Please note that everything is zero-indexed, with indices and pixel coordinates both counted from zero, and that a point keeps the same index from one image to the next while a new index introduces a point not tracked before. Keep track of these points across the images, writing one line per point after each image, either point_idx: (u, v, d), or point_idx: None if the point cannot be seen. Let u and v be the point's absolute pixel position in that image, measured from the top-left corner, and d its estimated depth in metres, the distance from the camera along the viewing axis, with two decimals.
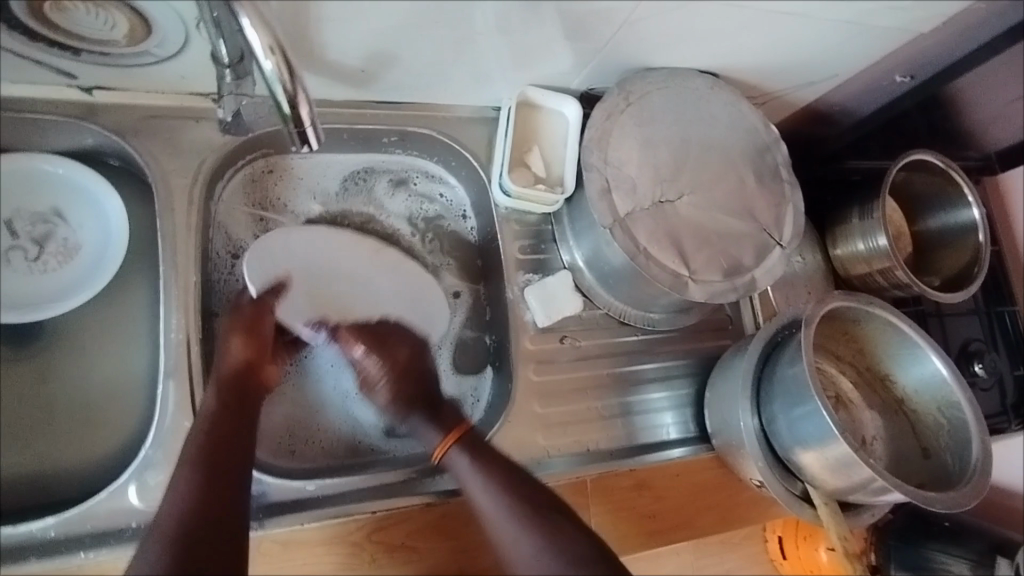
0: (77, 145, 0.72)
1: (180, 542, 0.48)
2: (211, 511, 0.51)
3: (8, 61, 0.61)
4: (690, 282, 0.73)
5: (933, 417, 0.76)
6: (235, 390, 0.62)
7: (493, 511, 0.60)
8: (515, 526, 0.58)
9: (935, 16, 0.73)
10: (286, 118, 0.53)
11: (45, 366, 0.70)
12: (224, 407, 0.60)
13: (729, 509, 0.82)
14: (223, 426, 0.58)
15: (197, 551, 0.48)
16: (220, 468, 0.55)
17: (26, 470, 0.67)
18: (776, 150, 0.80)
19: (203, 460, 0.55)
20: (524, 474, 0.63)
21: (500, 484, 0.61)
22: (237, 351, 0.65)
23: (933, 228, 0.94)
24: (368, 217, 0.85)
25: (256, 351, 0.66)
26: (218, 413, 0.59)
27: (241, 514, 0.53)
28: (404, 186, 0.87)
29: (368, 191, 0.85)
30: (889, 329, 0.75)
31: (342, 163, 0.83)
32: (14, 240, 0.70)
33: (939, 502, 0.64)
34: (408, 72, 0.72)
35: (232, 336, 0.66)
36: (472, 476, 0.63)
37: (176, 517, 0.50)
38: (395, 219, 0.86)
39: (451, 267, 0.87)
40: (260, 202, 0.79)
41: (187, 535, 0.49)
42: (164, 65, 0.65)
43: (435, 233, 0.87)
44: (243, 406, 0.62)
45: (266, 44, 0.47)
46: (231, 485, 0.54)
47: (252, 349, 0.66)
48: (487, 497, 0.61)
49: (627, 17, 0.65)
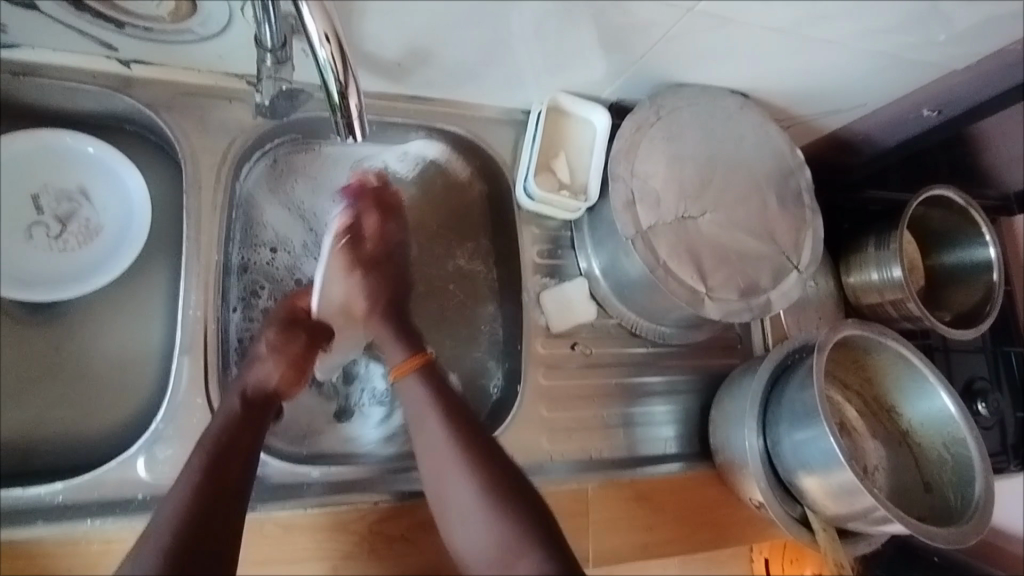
0: (109, 117, 0.72)
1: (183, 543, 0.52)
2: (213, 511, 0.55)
3: (52, 29, 0.61)
4: (706, 298, 0.74)
5: (937, 451, 0.76)
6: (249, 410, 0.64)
7: (430, 442, 0.65)
8: (448, 460, 0.63)
9: (971, 54, 0.73)
10: (336, 107, 0.54)
11: (62, 336, 0.70)
12: (234, 423, 0.62)
13: (724, 527, 0.84)
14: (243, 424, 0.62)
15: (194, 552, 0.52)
16: (217, 477, 0.57)
17: (32, 434, 0.67)
18: (801, 174, 0.80)
19: (209, 466, 0.58)
20: (470, 420, 0.66)
21: (447, 420, 0.65)
22: (271, 374, 0.67)
23: (949, 264, 0.94)
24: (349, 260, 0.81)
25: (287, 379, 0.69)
26: (224, 427, 0.61)
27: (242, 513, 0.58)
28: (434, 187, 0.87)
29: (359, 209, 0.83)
30: (900, 361, 0.76)
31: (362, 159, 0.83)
32: (37, 215, 0.70)
33: (938, 536, 0.64)
34: (443, 69, 0.72)
35: (270, 361, 0.68)
36: (423, 406, 0.67)
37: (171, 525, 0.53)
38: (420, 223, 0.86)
39: (475, 246, 0.87)
40: (294, 209, 0.80)
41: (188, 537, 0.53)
42: (205, 44, 0.65)
43: (462, 224, 0.87)
44: (260, 420, 0.64)
45: (322, 32, 0.47)
46: (229, 496, 0.57)
47: (285, 376, 0.69)
48: (429, 429, 0.65)
49: (666, 32, 0.65)
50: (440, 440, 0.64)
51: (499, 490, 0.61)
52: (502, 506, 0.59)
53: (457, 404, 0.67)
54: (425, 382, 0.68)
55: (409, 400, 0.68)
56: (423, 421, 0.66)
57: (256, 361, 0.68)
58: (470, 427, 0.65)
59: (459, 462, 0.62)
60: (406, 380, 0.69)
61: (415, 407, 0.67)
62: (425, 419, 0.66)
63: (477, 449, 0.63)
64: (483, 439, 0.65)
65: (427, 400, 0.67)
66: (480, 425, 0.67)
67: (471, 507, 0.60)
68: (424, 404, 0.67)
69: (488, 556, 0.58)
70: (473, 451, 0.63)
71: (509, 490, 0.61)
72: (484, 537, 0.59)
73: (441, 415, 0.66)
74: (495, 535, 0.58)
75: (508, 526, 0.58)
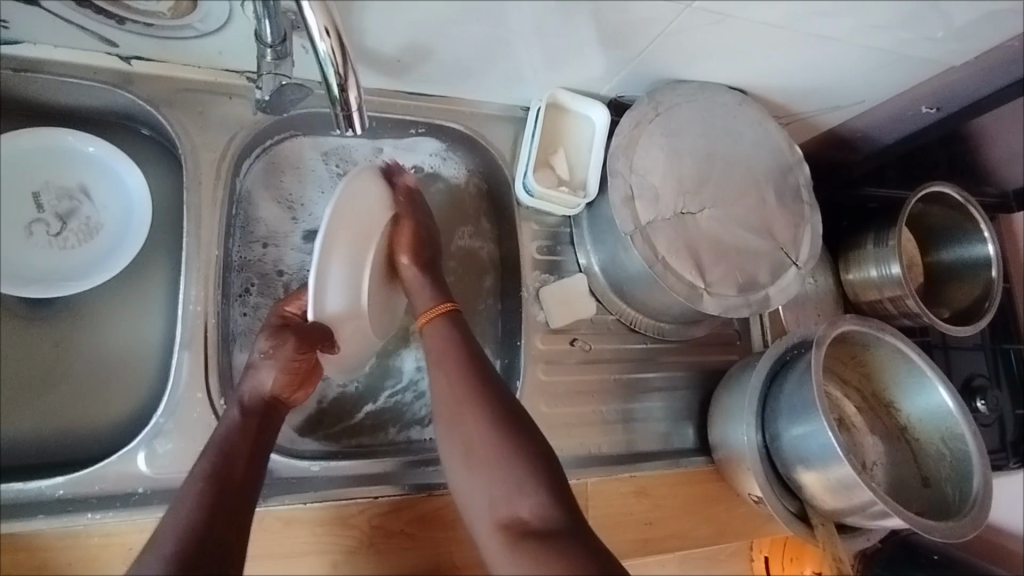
0: (109, 113, 0.73)
1: (197, 540, 0.52)
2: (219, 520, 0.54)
3: (53, 24, 0.61)
4: (705, 294, 0.74)
5: (935, 446, 0.76)
6: (257, 421, 0.64)
7: (445, 387, 0.68)
8: (461, 403, 0.66)
9: (969, 50, 0.74)
10: (335, 100, 0.55)
11: (62, 332, 0.70)
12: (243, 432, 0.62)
13: (724, 523, 0.84)
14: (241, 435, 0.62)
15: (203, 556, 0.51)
16: (226, 480, 0.57)
17: (33, 429, 0.67)
18: (799, 171, 0.81)
19: (220, 469, 0.58)
20: (485, 367, 0.69)
21: (461, 366, 0.68)
22: (266, 380, 0.65)
23: (947, 261, 0.94)
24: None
25: (290, 384, 0.66)
26: (233, 434, 0.61)
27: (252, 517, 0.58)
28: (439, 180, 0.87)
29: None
30: (898, 357, 0.76)
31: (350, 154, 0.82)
32: (38, 212, 0.70)
33: (936, 530, 0.64)
34: (444, 66, 0.73)
35: (269, 364, 0.64)
36: (443, 352, 0.69)
37: (186, 523, 0.53)
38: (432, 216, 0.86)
39: (475, 237, 0.88)
40: (290, 204, 0.80)
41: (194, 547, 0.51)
42: (205, 40, 0.65)
43: (464, 217, 0.88)
44: (262, 430, 0.64)
45: (323, 26, 0.48)
46: (240, 499, 0.57)
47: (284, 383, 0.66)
48: (445, 378, 0.68)
49: (665, 28, 0.66)
50: (453, 385, 0.67)
51: (506, 439, 0.63)
52: (507, 456, 0.62)
53: (473, 352, 0.70)
54: (450, 331, 0.71)
55: (431, 345, 0.71)
56: (444, 366, 0.68)
57: (252, 368, 0.66)
58: (482, 372, 0.68)
59: (468, 408, 0.65)
60: (432, 326, 0.72)
61: (436, 351, 0.70)
62: (440, 364, 0.69)
63: (488, 397, 0.66)
64: (499, 389, 0.67)
65: (450, 346, 0.70)
66: (497, 376, 0.69)
67: (481, 448, 0.63)
68: (446, 351, 0.69)
69: (493, 497, 0.61)
70: (484, 399, 0.66)
71: (515, 440, 0.63)
72: (490, 488, 0.61)
73: (459, 361, 0.68)
74: (502, 477, 0.61)
75: (516, 471, 0.61)
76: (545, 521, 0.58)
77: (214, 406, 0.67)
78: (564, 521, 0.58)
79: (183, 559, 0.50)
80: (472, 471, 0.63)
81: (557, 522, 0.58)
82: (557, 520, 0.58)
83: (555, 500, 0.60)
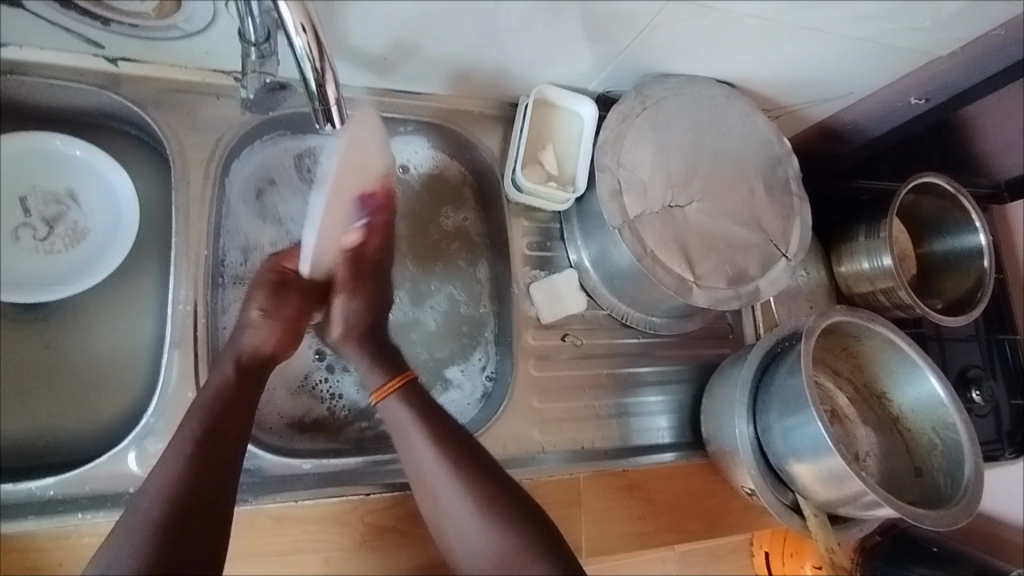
0: (97, 114, 0.73)
1: (175, 521, 0.52)
2: (207, 484, 0.55)
3: (39, 27, 0.62)
4: (694, 286, 0.74)
5: (927, 436, 0.76)
6: (248, 369, 0.64)
7: (420, 458, 0.63)
8: (438, 477, 0.63)
9: (954, 40, 0.74)
10: (314, 95, 0.55)
11: (53, 333, 0.71)
12: (236, 382, 0.62)
13: (719, 516, 0.85)
14: (236, 392, 0.61)
15: (187, 531, 0.52)
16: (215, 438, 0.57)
17: (23, 430, 0.67)
18: (788, 163, 0.81)
19: (209, 427, 0.58)
20: (458, 433, 0.65)
21: (432, 437, 0.64)
22: (264, 337, 0.66)
23: (938, 252, 0.94)
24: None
25: (282, 334, 0.68)
26: (225, 387, 0.61)
27: (237, 476, 0.58)
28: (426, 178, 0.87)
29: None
30: (888, 347, 0.76)
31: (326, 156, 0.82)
32: (25, 217, 0.70)
33: (928, 519, 0.64)
34: (429, 63, 0.73)
35: (263, 318, 0.67)
36: (407, 426, 0.65)
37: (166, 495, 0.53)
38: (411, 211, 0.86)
39: (452, 221, 0.88)
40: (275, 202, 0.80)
41: (178, 518, 0.52)
42: (190, 40, 0.66)
43: (444, 209, 0.88)
44: (254, 382, 0.64)
45: (299, 22, 0.48)
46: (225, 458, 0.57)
47: (277, 334, 0.67)
48: (419, 448, 0.64)
49: (649, 22, 0.66)
50: (428, 457, 0.63)
51: (494, 507, 0.61)
52: (501, 515, 0.61)
53: (440, 418, 0.65)
54: (409, 402, 0.66)
55: (393, 421, 0.66)
56: (414, 443, 0.64)
57: (248, 326, 0.66)
58: (455, 441, 0.64)
59: (450, 478, 0.62)
60: (387, 400, 0.67)
61: (399, 424, 0.65)
62: (410, 437, 0.64)
63: (467, 464, 0.63)
64: (478, 453, 0.64)
65: (417, 412, 0.65)
66: (475, 440, 0.66)
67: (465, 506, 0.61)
68: (411, 423, 0.65)
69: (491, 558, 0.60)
70: (461, 469, 0.62)
71: (502, 508, 0.61)
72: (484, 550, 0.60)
73: (428, 431, 0.64)
74: (487, 533, 0.60)
75: (509, 535, 0.60)
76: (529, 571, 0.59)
77: None
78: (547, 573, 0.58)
79: (161, 549, 0.50)
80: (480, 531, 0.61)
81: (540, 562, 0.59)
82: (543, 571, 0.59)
83: (550, 554, 0.60)
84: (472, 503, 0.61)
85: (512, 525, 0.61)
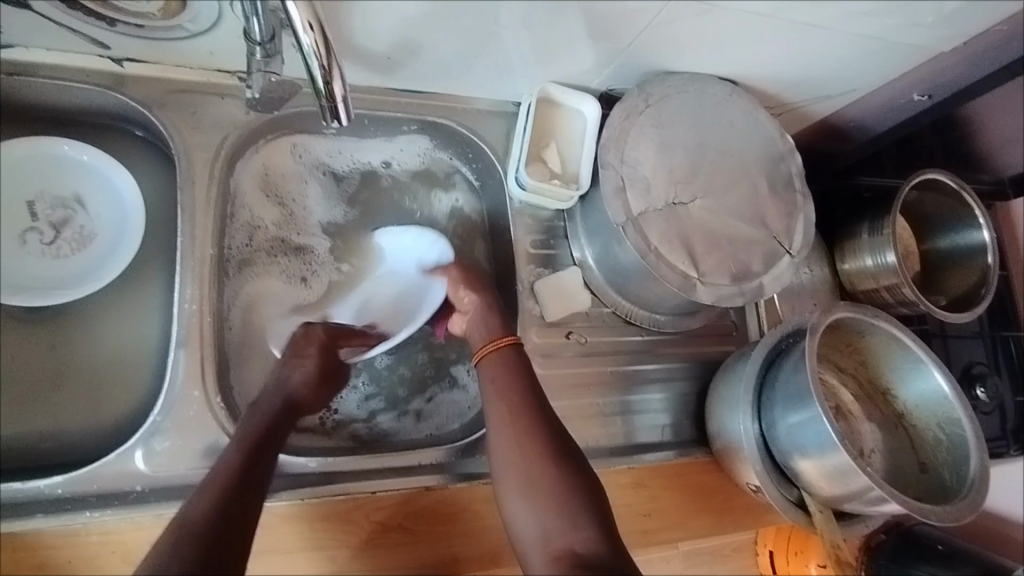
0: (102, 115, 0.73)
1: (218, 509, 0.52)
2: (248, 486, 0.55)
3: (45, 28, 0.62)
4: (698, 283, 0.74)
5: (932, 433, 0.76)
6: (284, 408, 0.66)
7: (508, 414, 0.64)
8: (520, 435, 0.62)
9: (958, 36, 0.74)
10: (320, 94, 0.55)
11: (59, 334, 0.71)
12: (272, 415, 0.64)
13: (724, 513, 0.84)
14: (286, 417, 0.66)
15: (226, 519, 0.51)
16: (256, 458, 0.59)
17: (29, 431, 0.68)
18: (791, 160, 0.81)
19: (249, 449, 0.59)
20: (545, 408, 0.65)
21: (521, 399, 0.65)
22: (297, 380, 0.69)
23: (942, 248, 0.94)
24: (333, 257, 0.83)
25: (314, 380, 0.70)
26: (262, 420, 0.63)
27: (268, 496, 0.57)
28: (429, 178, 0.88)
29: (333, 201, 0.84)
30: (893, 343, 0.76)
31: (318, 148, 0.82)
32: (32, 222, 0.71)
33: (934, 515, 0.64)
34: (432, 62, 0.73)
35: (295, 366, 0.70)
36: (502, 381, 0.67)
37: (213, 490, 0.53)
38: (412, 210, 0.87)
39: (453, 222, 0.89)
40: (277, 200, 0.81)
41: (234, 487, 0.54)
42: (195, 40, 0.66)
43: (444, 210, 0.89)
44: (284, 419, 0.65)
45: (306, 20, 0.48)
46: (259, 473, 0.58)
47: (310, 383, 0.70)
48: (505, 406, 0.65)
49: (652, 19, 0.66)
50: (517, 414, 0.64)
51: (570, 481, 0.59)
52: (569, 483, 0.59)
53: (530, 386, 0.67)
54: (509, 363, 0.69)
55: (490, 375, 0.68)
56: (504, 394, 0.66)
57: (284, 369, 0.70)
58: (542, 412, 0.64)
59: (529, 443, 0.62)
60: (490, 357, 0.70)
61: (492, 381, 0.68)
62: (497, 400, 0.66)
63: (545, 432, 0.63)
64: (561, 437, 0.63)
65: (508, 383, 0.67)
66: (560, 423, 0.65)
67: (542, 483, 0.59)
68: (505, 381, 0.67)
69: (545, 530, 0.57)
70: (539, 442, 0.62)
71: (572, 480, 0.59)
72: (543, 519, 0.57)
73: (517, 395, 0.65)
74: (555, 510, 0.57)
75: (572, 507, 0.57)
76: (591, 553, 0.54)
77: (211, 403, 0.68)
78: (609, 556, 0.54)
79: (202, 527, 0.49)
80: (531, 502, 0.58)
81: (603, 548, 0.54)
82: (602, 554, 0.54)
83: (608, 536, 0.56)
84: (546, 469, 0.60)
85: (578, 503, 0.57)
